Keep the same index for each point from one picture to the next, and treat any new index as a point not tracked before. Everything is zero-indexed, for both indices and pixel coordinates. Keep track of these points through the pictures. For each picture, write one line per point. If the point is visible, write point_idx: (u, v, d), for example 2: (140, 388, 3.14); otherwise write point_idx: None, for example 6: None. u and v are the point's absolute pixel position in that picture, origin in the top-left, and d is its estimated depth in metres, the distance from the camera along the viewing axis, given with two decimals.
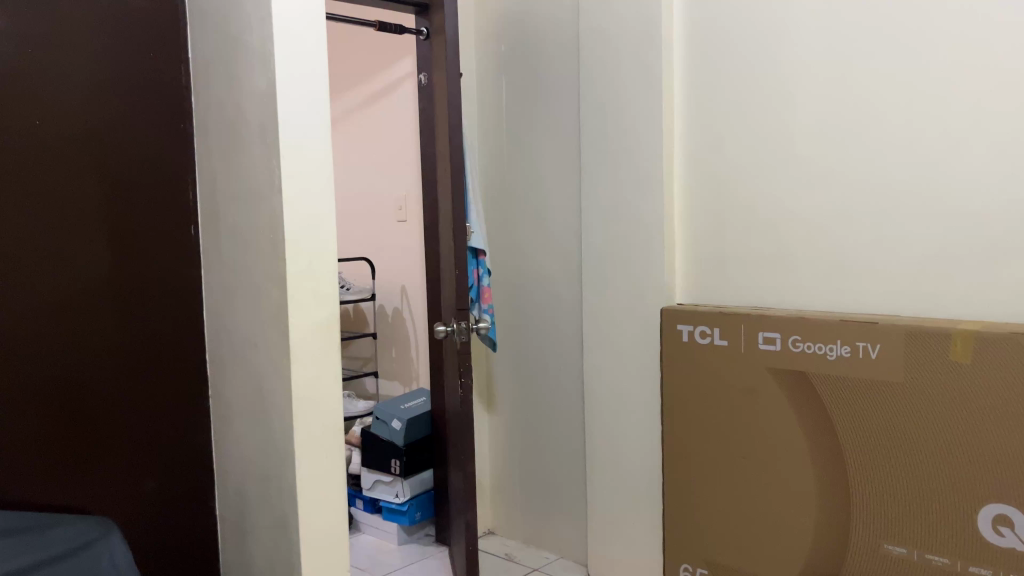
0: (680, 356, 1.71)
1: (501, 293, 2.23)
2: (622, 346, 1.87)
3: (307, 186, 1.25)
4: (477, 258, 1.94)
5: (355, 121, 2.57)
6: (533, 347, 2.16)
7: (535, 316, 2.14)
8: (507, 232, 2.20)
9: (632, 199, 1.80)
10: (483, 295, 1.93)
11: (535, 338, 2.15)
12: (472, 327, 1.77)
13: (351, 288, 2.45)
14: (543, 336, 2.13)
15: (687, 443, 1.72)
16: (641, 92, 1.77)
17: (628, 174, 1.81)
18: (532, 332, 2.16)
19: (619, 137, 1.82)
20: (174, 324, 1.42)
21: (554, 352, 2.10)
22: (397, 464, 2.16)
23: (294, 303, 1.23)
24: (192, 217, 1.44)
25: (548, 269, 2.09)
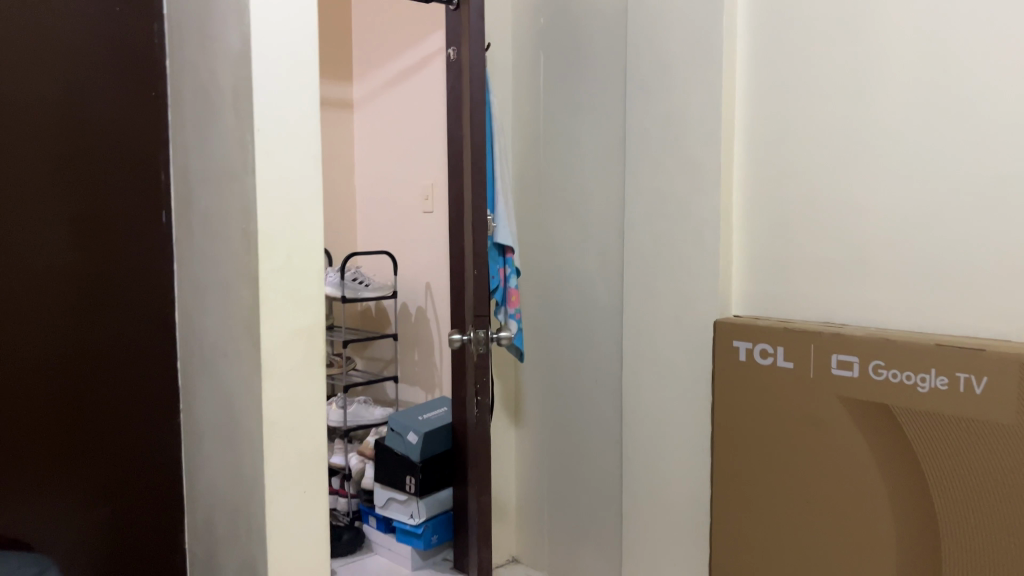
0: (734, 377, 1.46)
1: (532, 295, 2.00)
2: (665, 362, 1.62)
3: (287, 167, 1.04)
4: (504, 256, 1.72)
5: (382, 103, 2.37)
6: (566, 357, 1.92)
7: (569, 323, 1.91)
8: (540, 227, 1.97)
9: (683, 194, 1.55)
10: (510, 298, 1.71)
11: (567, 346, 1.92)
12: (493, 336, 1.54)
13: (370, 285, 2.23)
14: (577, 346, 1.89)
15: (739, 481, 1.47)
16: (696, 70, 1.51)
17: (678, 164, 1.56)
18: (565, 340, 1.92)
19: (667, 121, 1.57)
20: (141, 325, 1.22)
21: (589, 363, 1.86)
22: (412, 482, 1.95)
23: (266, 308, 1.03)
24: (166, 201, 1.24)
25: (584, 270, 1.85)
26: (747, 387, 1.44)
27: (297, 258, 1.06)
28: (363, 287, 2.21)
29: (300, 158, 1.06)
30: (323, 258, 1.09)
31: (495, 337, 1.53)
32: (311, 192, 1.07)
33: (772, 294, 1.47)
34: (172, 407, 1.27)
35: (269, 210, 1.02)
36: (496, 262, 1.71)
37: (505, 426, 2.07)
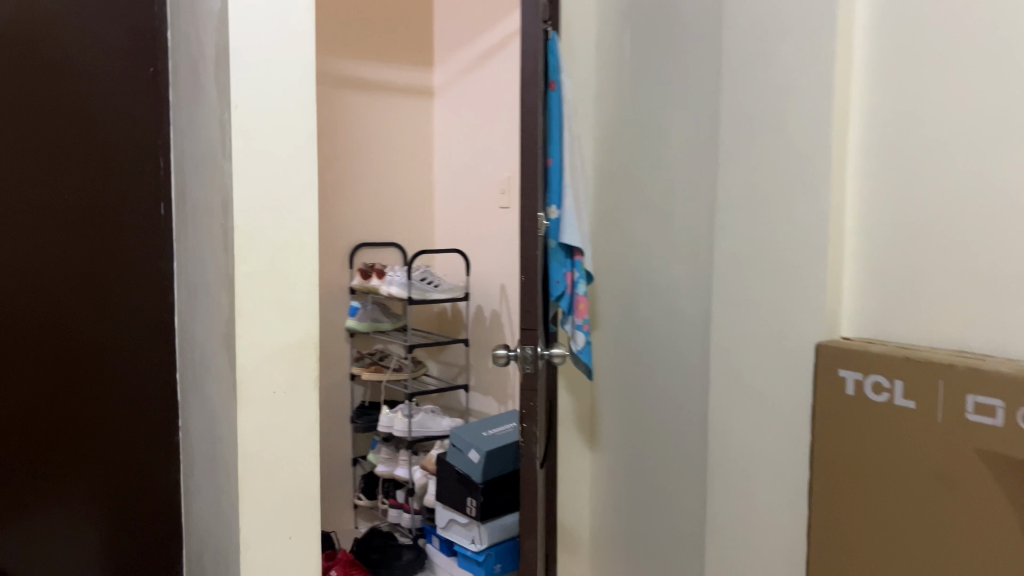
0: (835, 415, 1.13)
1: (609, 302, 1.78)
2: (750, 396, 1.28)
3: (271, 152, 0.87)
4: (572, 259, 1.52)
5: (460, 90, 2.20)
6: (644, 373, 1.69)
7: (649, 335, 1.67)
8: (619, 226, 1.74)
9: (767, 184, 1.21)
10: (577, 306, 1.51)
11: (646, 361, 1.68)
12: (546, 355, 1.27)
13: (439, 286, 2.06)
14: (657, 361, 1.65)
15: (844, 554, 1.12)
16: (788, 26, 1.16)
17: (758, 147, 1.23)
18: (644, 354, 1.69)
19: (756, 93, 1.23)
20: (139, 327, 1.10)
21: (669, 382, 1.62)
22: (473, 504, 1.77)
23: (244, 320, 0.86)
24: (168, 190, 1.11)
25: (666, 275, 1.61)
26: (849, 434, 1.10)
27: (283, 258, 0.89)
28: (432, 288, 2.04)
29: (288, 140, 0.89)
30: (317, 261, 0.92)
31: (547, 355, 1.26)
32: (303, 180, 0.90)
33: (876, 311, 1.12)
34: (174, 419, 1.15)
35: (247, 201, 0.86)
36: (563, 265, 1.51)
37: (578, 448, 1.85)
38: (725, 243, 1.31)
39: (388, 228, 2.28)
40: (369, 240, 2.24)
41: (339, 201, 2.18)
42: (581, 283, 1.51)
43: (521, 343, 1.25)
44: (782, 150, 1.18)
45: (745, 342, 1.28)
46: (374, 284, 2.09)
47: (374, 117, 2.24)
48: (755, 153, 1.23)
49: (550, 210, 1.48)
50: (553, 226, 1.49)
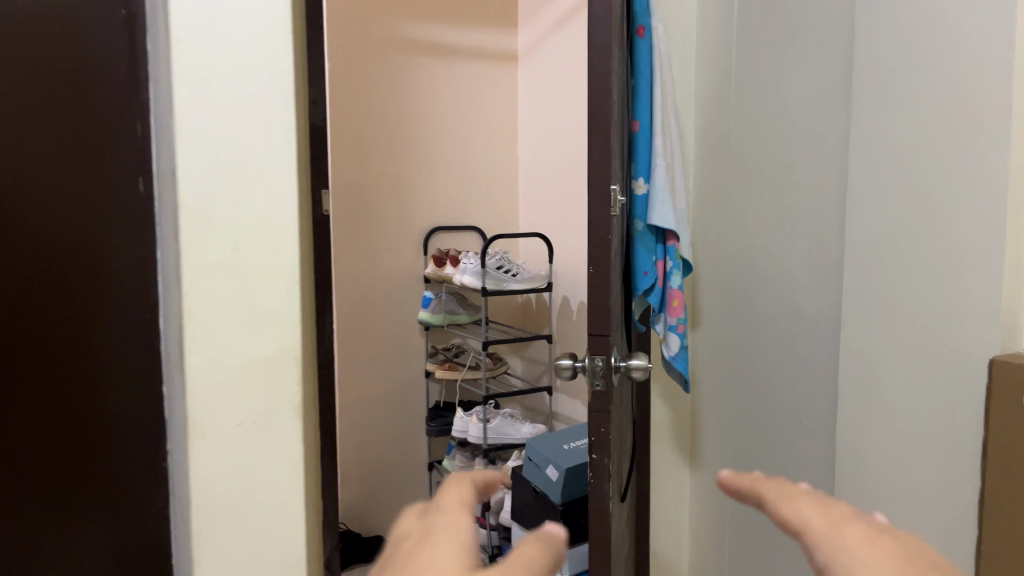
0: (998, 455, 0.79)
1: (713, 297, 1.49)
2: (890, 427, 0.96)
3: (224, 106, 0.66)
4: (663, 244, 1.25)
5: (546, 52, 1.94)
6: (747, 382, 1.40)
7: (755, 337, 1.38)
8: (722, 205, 1.44)
9: (925, 146, 0.88)
10: (671, 302, 1.25)
11: (751, 367, 1.39)
12: (624, 367, 1.00)
13: (518, 275, 1.80)
14: (762, 370, 1.35)
15: None
16: None
17: (909, 96, 0.90)
18: (748, 360, 1.39)
19: (906, 22, 0.91)
20: (138, 395, 0.64)
21: (779, 396, 1.32)
22: (551, 528, 1.54)
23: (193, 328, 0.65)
24: (142, 163, 0.63)
25: (778, 265, 1.31)
26: (985, 453, 0.81)
27: (248, 245, 0.67)
28: (509, 277, 1.79)
29: (251, 87, 0.66)
30: (298, 249, 0.69)
31: (624, 368, 0.99)
32: (276, 142, 0.67)
33: None
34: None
35: (193, 171, 0.65)
36: (652, 253, 1.24)
37: (675, 466, 1.58)
38: (861, 224, 1.00)
39: (466, 209, 2.06)
40: (445, 223, 2.03)
41: (410, 180, 1.97)
42: (675, 274, 1.24)
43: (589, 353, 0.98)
44: (943, 97, 0.85)
45: (885, 356, 0.96)
46: (448, 272, 1.88)
47: (449, 88, 2.00)
48: (906, 103, 0.91)
49: (636, 185, 1.22)
50: (640, 205, 1.22)
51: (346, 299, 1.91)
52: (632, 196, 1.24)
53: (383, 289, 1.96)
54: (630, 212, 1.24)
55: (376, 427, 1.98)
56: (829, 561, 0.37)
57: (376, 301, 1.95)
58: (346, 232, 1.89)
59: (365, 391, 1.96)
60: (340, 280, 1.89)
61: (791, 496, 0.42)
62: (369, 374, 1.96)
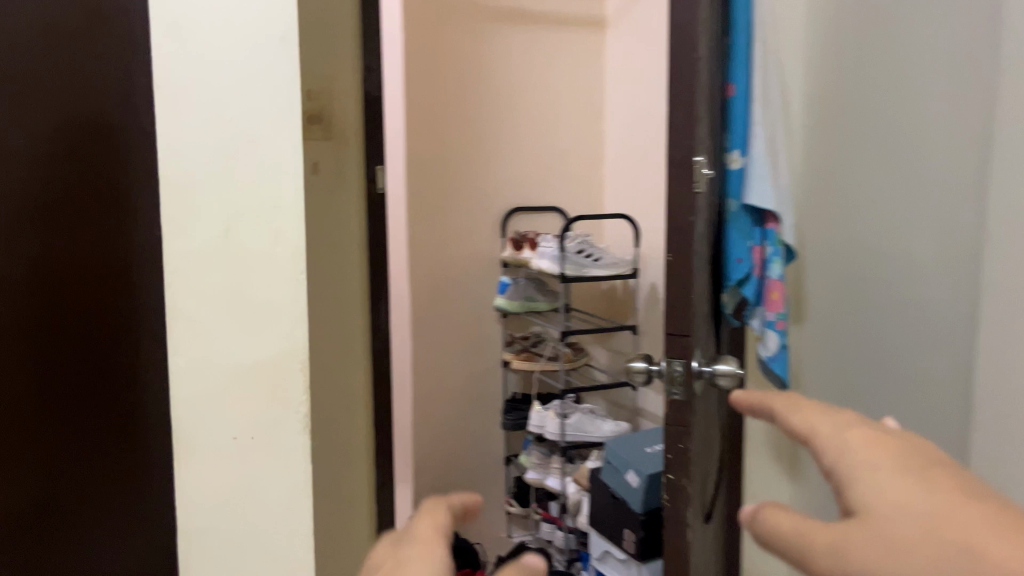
0: None
1: (822, 287, 1.28)
2: None
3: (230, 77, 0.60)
4: (763, 227, 1.10)
5: (636, 18, 1.77)
6: (861, 390, 1.19)
7: (871, 338, 1.17)
8: (835, 181, 1.23)
9: None
10: (768, 294, 1.09)
11: (865, 373, 1.18)
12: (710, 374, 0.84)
13: (600, 259, 1.66)
14: (879, 376, 1.15)
15: None
16: None
17: None
18: (862, 363, 1.19)
19: None
20: (153, 383, 0.61)
21: (899, 410, 1.11)
22: (631, 538, 1.40)
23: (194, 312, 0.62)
24: (150, 130, 0.59)
25: (903, 255, 1.10)
26: None
27: (240, 224, 0.61)
28: (591, 262, 1.65)
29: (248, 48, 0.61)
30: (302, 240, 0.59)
31: (710, 376, 0.83)
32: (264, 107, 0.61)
33: None
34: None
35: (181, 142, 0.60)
36: (748, 237, 1.09)
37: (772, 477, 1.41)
38: None
39: (549, 189, 1.92)
40: (525, 204, 1.90)
41: (489, 157, 1.85)
42: (774, 261, 1.08)
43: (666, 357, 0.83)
44: None
45: None
46: (526, 256, 1.76)
47: (530, 60, 1.86)
48: None
49: (730, 158, 1.07)
50: (734, 182, 1.07)
51: (421, 282, 1.81)
52: (724, 172, 1.08)
53: (458, 274, 1.85)
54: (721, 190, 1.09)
55: (449, 418, 1.88)
56: (845, 479, 0.36)
57: (450, 286, 1.85)
58: (421, 211, 1.79)
59: (439, 380, 1.86)
60: (415, 261, 1.80)
61: (797, 406, 0.41)
62: (444, 361, 1.86)
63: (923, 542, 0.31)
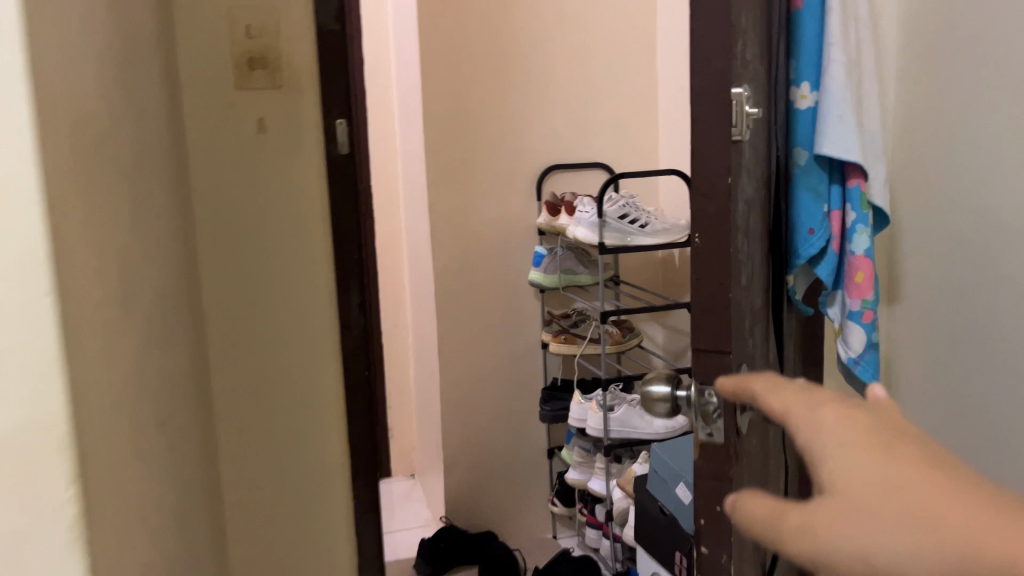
0: None
1: (922, 264, 1.02)
2: None
3: None
4: (842, 183, 0.82)
5: None
6: (970, 393, 0.96)
7: (983, 328, 0.93)
8: (943, 130, 0.96)
9: None
10: (852, 272, 0.82)
11: (976, 372, 0.94)
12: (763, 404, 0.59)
13: (648, 225, 1.39)
14: (993, 377, 0.92)
15: None
16: None
17: None
18: (972, 360, 0.95)
19: None
20: None
21: (1017, 421, 0.88)
22: (683, 565, 1.16)
23: None
24: None
25: (1022, 226, 0.86)
26: None
27: None
28: (636, 229, 1.39)
29: None
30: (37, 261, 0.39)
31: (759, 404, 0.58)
32: None
33: None
34: None
35: None
36: (823, 198, 0.80)
37: None
38: None
39: (592, 141, 1.64)
40: (565, 161, 1.62)
41: (518, 108, 1.58)
42: (859, 231, 0.81)
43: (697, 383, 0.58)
44: None
45: None
46: (562, 223, 1.51)
47: None
48: None
49: (799, 94, 0.80)
50: (804, 125, 0.80)
51: (444, 255, 1.59)
52: (790, 112, 0.81)
53: (486, 246, 1.61)
54: (787, 136, 0.81)
55: (482, 408, 1.65)
56: (812, 452, 0.39)
57: (478, 260, 1.61)
58: (440, 173, 1.56)
59: (471, 365, 1.64)
60: (437, 230, 1.58)
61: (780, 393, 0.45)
62: (475, 343, 1.63)
63: (899, 532, 0.32)
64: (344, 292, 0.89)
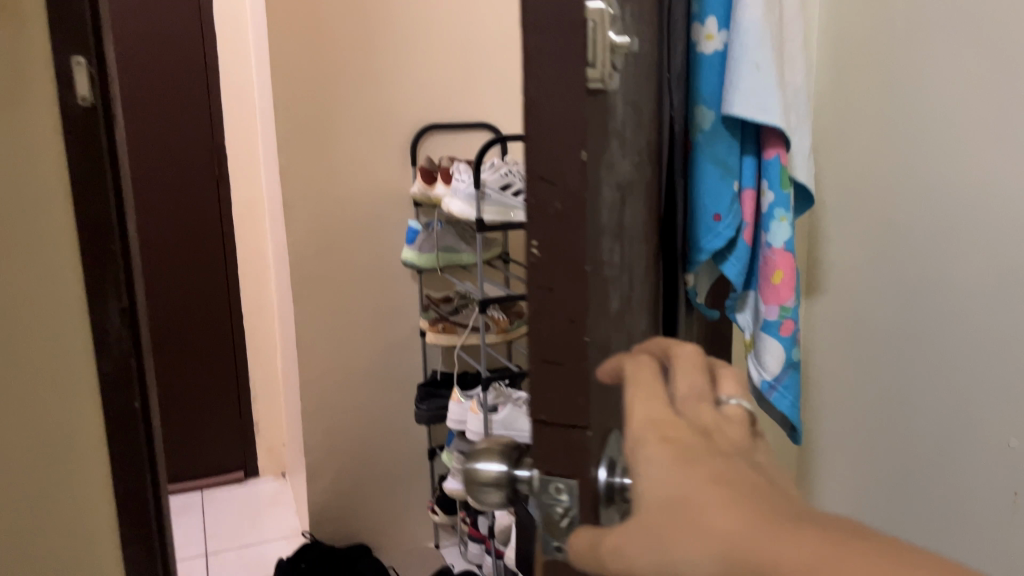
0: None
1: (846, 253, 0.85)
2: None
3: None
4: (756, 154, 0.62)
5: None
6: (895, 414, 0.80)
7: (900, 331, 0.79)
8: (875, 90, 0.79)
9: None
10: (768, 270, 0.63)
11: (902, 388, 0.79)
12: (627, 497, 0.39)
13: None
14: (906, 383, 0.79)
15: None
16: None
17: None
18: (898, 373, 0.79)
19: None
20: None
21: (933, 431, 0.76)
22: None
23: None
24: None
25: (963, 216, 0.70)
26: None
27: None
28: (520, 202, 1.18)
29: None
30: None
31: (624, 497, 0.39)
32: None
33: None
34: None
35: None
36: (731, 174, 0.61)
37: None
38: None
39: (473, 96, 1.41)
40: (443, 120, 1.39)
41: (385, 55, 1.33)
42: (778, 217, 0.62)
43: (539, 472, 0.37)
44: None
45: None
46: (439, 192, 1.29)
47: None
48: None
49: (701, 35, 0.59)
50: (710, 75, 0.60)
51: (301, 233, 1.35)
52: (691, 57, 0.61)
53: (351, 218, 1.37)
54: (687, 90, 0.61)
55: (350, 404, 1.43)
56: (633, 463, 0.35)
57: (341, 235, 1.37)
58: (293, 134, 1.31)
59: (336, 355, 1.41)
60: (292, 204, 1.33)
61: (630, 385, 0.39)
62: (341, 333, 1.40)
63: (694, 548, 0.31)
64: None
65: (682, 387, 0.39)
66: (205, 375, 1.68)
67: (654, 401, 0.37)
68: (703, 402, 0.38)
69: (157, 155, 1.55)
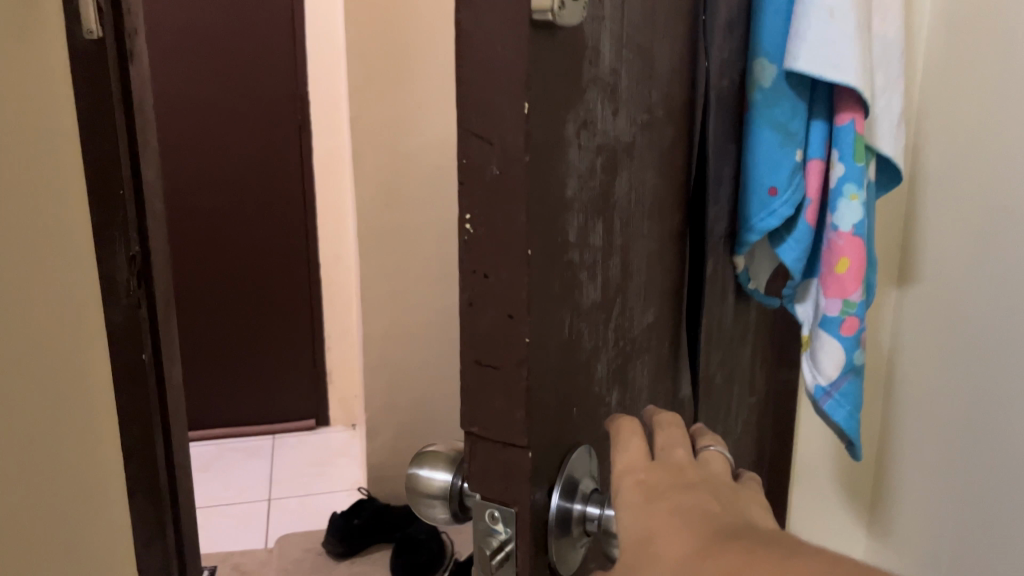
0: None
1: (940, 238, 0.70)
2: None
3: None
4: (827, 117, 0.52)
5: None
6: (978, 431, 0.67)
7: (977, 330, 0.67)
8: (987, 38, 0.64)
9: None
10: (832, 257, 0.53)
11: (992, 404, 0.66)
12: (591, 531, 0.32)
13: None
14: (983, 391, 0.67)
15: None
16: None
17: None
18: (987, 384, 0.66)
19: None
20: None
21: (1008, 446, 0.64)
22: None
23: None
24: None
25: None
26: None
27: None
28: None
29: None
30: None
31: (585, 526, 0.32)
32: None
33: None
34: None
35: None
36: (791, 141, 0.52)
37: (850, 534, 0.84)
38: None
39: None
40: None
41: None
42: (848, 195, 0.52)
43: (473, 494, 0.31)
44: None
45: None
46: None
47: None
48: None
49: None
50: (773, 23, 0.50)
51: (368, 183, 1.31)
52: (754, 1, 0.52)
53: (419, 169, 1.32)
54: (746, 39, 0.52)
55: (411, 360, 1.40)
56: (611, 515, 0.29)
57: (409, 186, 1.33)
58: (365, 80, 1.27)
59: (399, 310, 1.37)
60: (361, 153, 1.29)
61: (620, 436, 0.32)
62: (407, 289, 1.37)
63: None
64: (107, 244, 0.65)
65: (656, 440, 0.33)
66: (279, 320, 1.67)
67: (626, 454, 0.31)
68: (680, 449, 0.32)
69: (238, 94, 1.52)
